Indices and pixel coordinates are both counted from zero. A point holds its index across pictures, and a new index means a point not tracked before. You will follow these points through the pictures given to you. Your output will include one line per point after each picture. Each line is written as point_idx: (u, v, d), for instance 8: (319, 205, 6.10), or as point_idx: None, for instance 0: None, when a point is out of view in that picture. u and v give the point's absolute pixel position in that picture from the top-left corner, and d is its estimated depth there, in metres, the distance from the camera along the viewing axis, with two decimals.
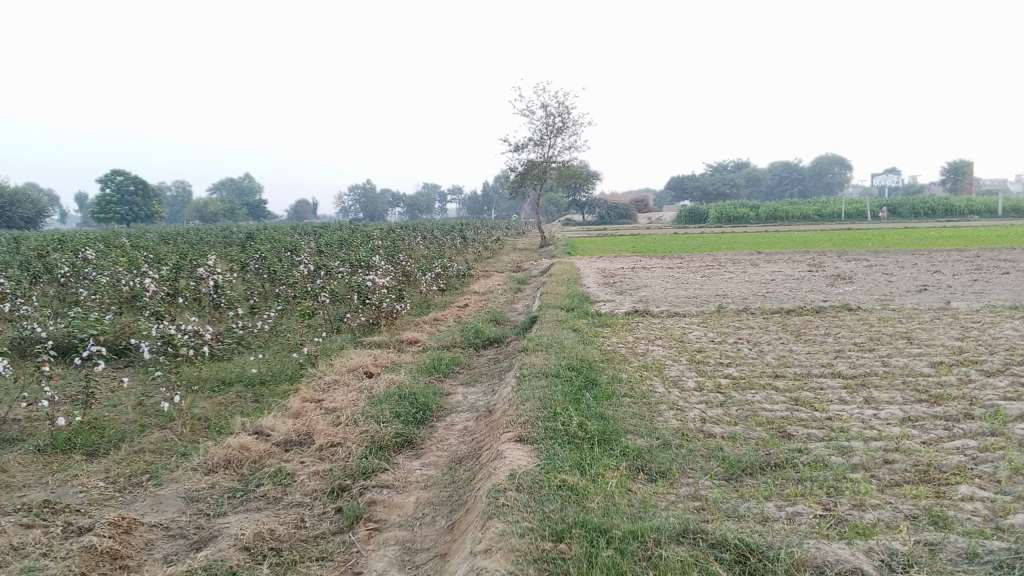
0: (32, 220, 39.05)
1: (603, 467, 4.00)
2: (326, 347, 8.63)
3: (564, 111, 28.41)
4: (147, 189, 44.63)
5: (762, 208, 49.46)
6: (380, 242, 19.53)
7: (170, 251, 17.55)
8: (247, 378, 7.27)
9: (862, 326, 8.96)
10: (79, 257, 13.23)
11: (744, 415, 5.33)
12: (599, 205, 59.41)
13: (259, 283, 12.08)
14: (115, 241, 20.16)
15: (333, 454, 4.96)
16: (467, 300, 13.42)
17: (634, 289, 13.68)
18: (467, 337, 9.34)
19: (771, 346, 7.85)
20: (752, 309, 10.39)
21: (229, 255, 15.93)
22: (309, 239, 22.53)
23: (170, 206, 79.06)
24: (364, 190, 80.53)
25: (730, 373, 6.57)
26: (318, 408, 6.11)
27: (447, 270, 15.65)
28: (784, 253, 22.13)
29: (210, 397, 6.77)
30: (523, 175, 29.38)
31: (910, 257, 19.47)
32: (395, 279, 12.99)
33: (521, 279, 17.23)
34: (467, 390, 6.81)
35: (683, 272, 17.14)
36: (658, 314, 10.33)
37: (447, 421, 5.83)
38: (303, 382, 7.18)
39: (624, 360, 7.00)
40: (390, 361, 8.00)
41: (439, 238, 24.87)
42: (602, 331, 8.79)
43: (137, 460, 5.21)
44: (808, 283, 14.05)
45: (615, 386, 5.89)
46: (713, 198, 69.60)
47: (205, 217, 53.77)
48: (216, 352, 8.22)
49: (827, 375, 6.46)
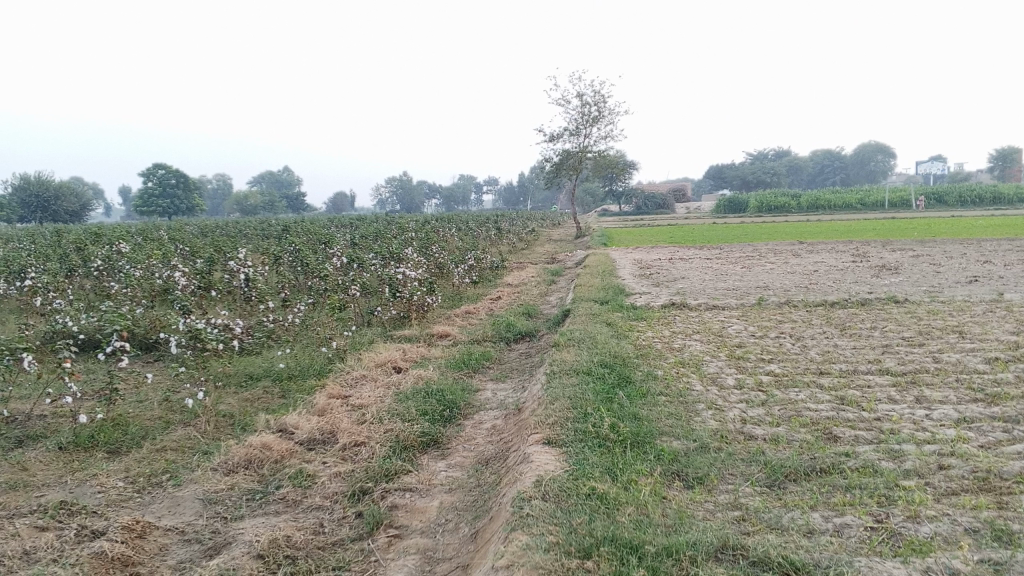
0: (76, 214, 39.68)
1: (636, 473, 3.77)
2: (355, 341, 8.49)
3: (599, 100, 28.04)
4: (188, 182, 45.17)
5: (802, 197, 48.52)
6: (415, 234, 19.42)
7: (206, 244, 17.60)
8: (274, 373, 7.17)
9: (909, 319, 8.58)
10: (114, 250, 13.29)
11: (787, 416, 5.05)
12: (636, 195, 58.81)
13: (291, 275, 12.01)
14: (153, 234, 20.33)
15: (356, 454, 4.79)
16: (501, 293, 13.23)
17: (671, 281, 13.36)
18: (499, 331, 9.14)
19: (814, 341, 7.54)
20: (793, 302, 10.04)
21: (263, 248, 15.92)
22: (343, 231, 22.49)
23: (210, 199, 80.01)
24: (401, 182, 80.76)
25: (772, 369, 6.28)
26: (344, 405, 5.97)
27: (481, 261, 15.47)
28: (825, 243, 21.58)
29: (237, 393, 6.67)
30: (559, 165, 29.08)
31: (958, 247, 18.83)
32: (427, 271, 12.85)
33: (556, 271, 16.99)
34: (497, 387, 6.61)
35: (721, 263, 16.75)
36: (696, 307, 10.04)
37: (475, 419, 5.64)
38: (330, 377, 7.05)
39: (659, 356, 6.75)
40: (419, 355, 7.83)
41: (474, 229, 24.71)
42: (637, 325, 8.53)
43: (158, 458, 5.11)
44: (852, 274, 13.59)
45: (649, 383, 5.65)
46: (751, 186, 68.54)
47: (244, 209, 54.29)
48: (245, 347, 8.13)
49: (874, 372, 6.15)
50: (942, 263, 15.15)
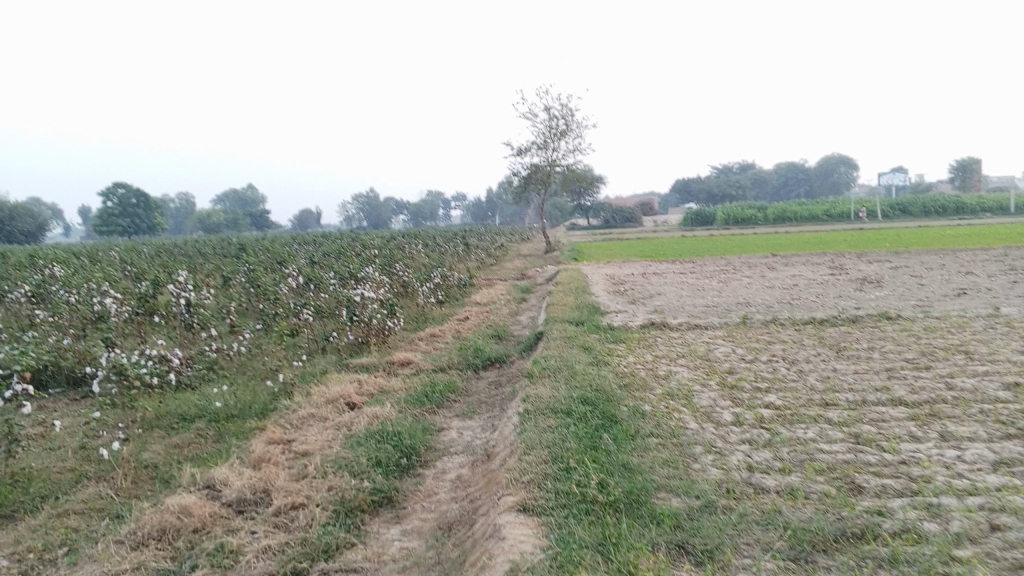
0: (32, 234, 38.27)
1: (635, 550, 3.03)
2: (307, 372, 7.68)
3: (567, 113, 27.49)
4: (149, 201, 43.91)
5: (769, 209, 48.35)
6: (378, 251, 18.58)
7: (154, 264, 16.60)
8: (210, 413, 6.35)
9: (907, 338, 7.95)
10: (50, 274, 12.33)
11: (799, 461, 4.37)
12: (605, 209, 58.38)
13: (241, 297, 11.11)
14: (103, 255, 19.30)
15: (293, 520, 4.01)
16: (467, 313, 12.47)
17: (647, 298, 12.69)
18: (466, 357, 8.37)
19: (811, 366, 6.87)
20: (780, 320, 9.39)
21: (216, 268, 15.00)
22: (305, 249, 21.69)
23: (171, 218, 78.26)
24: (368, 199, 79.77)
25: (771, 401, 5.60)
26: (286, 453, 5.17)
27: (447, 279, 14.70)
28: (799, 256, 21.12)
29: (165, 438, 5.83)
30: (527, 180, 28.44)
31: (934, 258, 18.44)
32: (388, 291, 12.05)
33: (526, 288, 16.29)
34: (462, 425, 5.85)
35: (696, 278, 16.13)
36: (676, 327, 9.35)
37: (437, 468, 4.88)
38: (275, 417, 6.24)
39: (645, 386, 6.03)
40: (377, 388, 7.04)
41: (441, 246, 23.92)
42: (616, 349, 7.81)
43: (55, 526, 4.27)
44: (835, 288, 13.01)
45: (638, 422, 4.93)
46: (718, 199, 68.52)
47: (207, 227, 53.08)
48: (181, 382, 7.32)
49: (885, 402, 5.48)
50: (924, 275, 14.61)
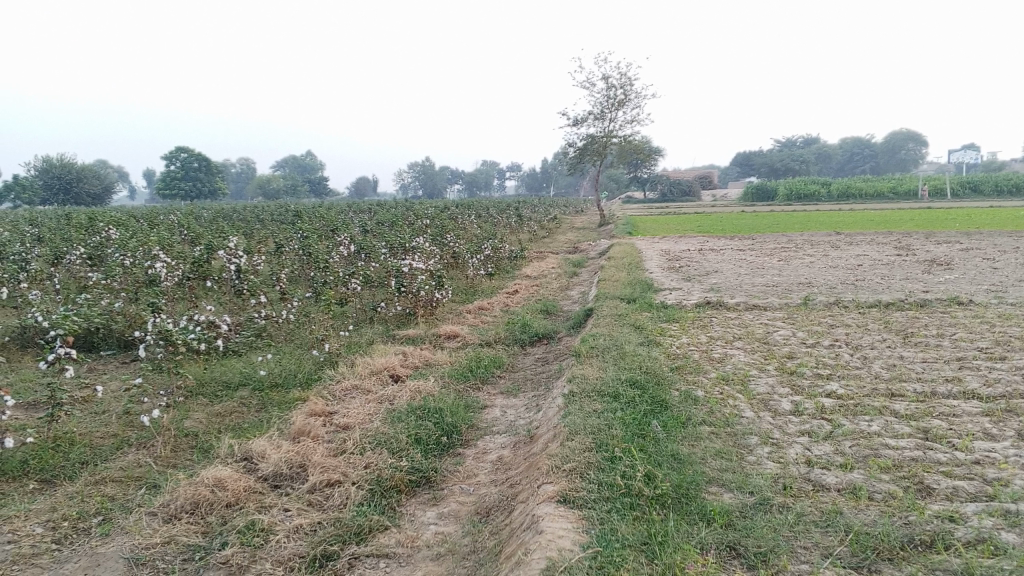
0: (99, 195, 39.20)
1: (682, 552, 2.82)
2: (353, 342, 7.60)
3: (626, 83, 26.90)
4: (211, 165, 44.58)
5: (833, 186, 46.94)
6: (430, 221, 18.48)
7: (211, 229, 16.78)
8: (254, 381, 6.30)
9: (981, 326, 7.50)
10: (108, 235, 12.50)
11: (862, 457, 4.09)
12: (661, 182, 57.44)
13: (292, 264, 11.10)
14: (162, 219, 19.61)
15: (328, 498, 3.90)
16: (517, 286, 12.27)
17: (702, 275, 12.32)
18: (514, 332, 8.18)
19: (876, 352, 6.51)
20: (843, 303, 8.99)
21: (270, 234, 15.06)
22: (358, 217, 21.73)
23: (232, 182, 79.53)
24: (424, 167, 79.94)
25: (833, 390, 5.30)
26: (327, 426, 5.08)
27: (499, 251, 14.53)
28: (864, 235, 20.38)
29: (208, 406, 5.80)
30: (583, 151, 28.03)
31: (1008, 240, 17.57)
32: (439, 262, 11.93)
33: (579, 262, 16.03)
34: (507, 403, 5.68)
35: (755, 255, 15.65)
36: (733, 307, 9.02)
37: (478, 448, 4.72)
38: (319, 387, 6.16)
39: (697, 370, 5.77)
40: (422, 361, 6.90)
41: (494, 216, 23.72)
42: (669, 328, 7.54)
43: (92, 494, 4.24)
44: (902, 270, 12.46)
45: (690, 408, 4.70)
46: (779, 174, 66.85)
47: (266, 192, 53.76)
48: (228, 348, 7.31)
49: (957, 395, 5.13)
50: (998, 259, 13.89)
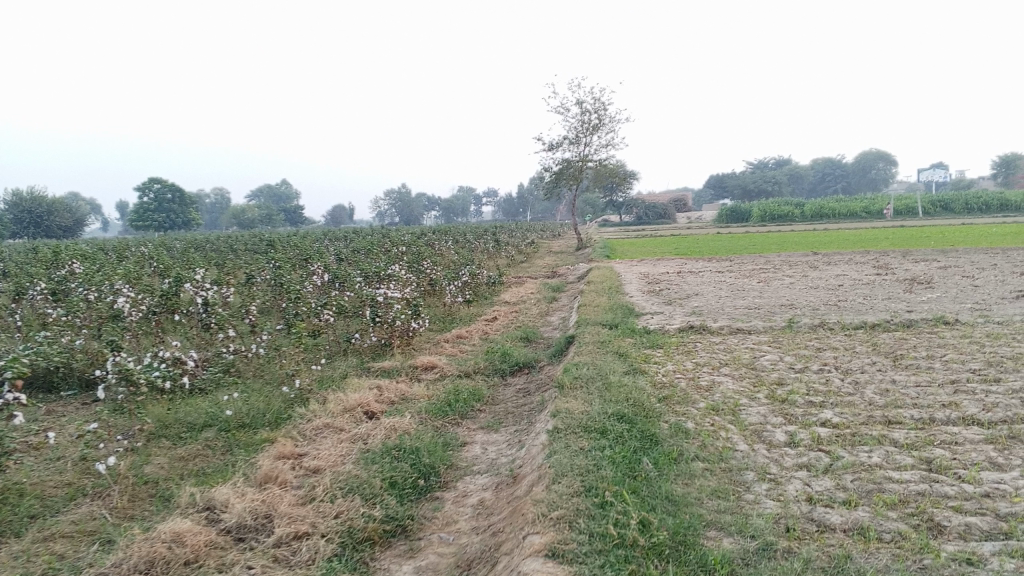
0: (70, 229, 38.59)
1: None
2: (325, 376, 7.29)
3: (600, 107, 26.89)
4: (184, 196, 44.04)
5: (806, 206, 47.27)
6: (406, 248, 18.20)
7: (181, 261, 16.35)
8: (220, 421, 5.97)
9: (970, 347, 7.33)
10: (71, 269, 12.07)
11: (866, 492, 3.85)
12: (637, 205, 57.62)
13: (263, 295, 10.76)
14: (131, 251, 19.17)
15: (296, 552, 3.60)
16: (496, 313, 12.01)
17: (684, 299, 12.14)
18: (493, 362, 7.91)
19: (867, 377, 6.31)
20: (829, 325, 8.82)
21: (241, 265, 14.67)
22: (333, 245, 21.44)
23: (206, 212, 78.85)
24: (400, 195, 79.73)
25: (828, 418, 5.08)
26: (297, 470, 4.77)
27: (476, 277, 14.27)
28: (841, 254, 20.35)
29: (171, 451, 5.46)
30: (558, 175, 27.93)
31: (985, 257, 17.58)
32: (415, 290, 11.65)
33: (557, 287, 15.80)
34: (487, 440, 5.39)
35: (734, 277, 15.51)
36: (717, 331, 8.81)
37: (458, 491, 4.43)
38: (289, 426, 5.84)
39: (685, 400, 5.53)
40: (398, 395, 6.61)
41: (471, 242, 23.50)
42: (654, 355, 7.32)
43: (39, 552, 3.90)
44: (883, 289, 12.34)
45: (681, 443, 4.46)
46: (753, 195, 67.38)
47: (241, 222, 53.24)
48: (194, 385, 6.99)
49: (957, 421, 4.91)
50: (977, 276, 13.84)
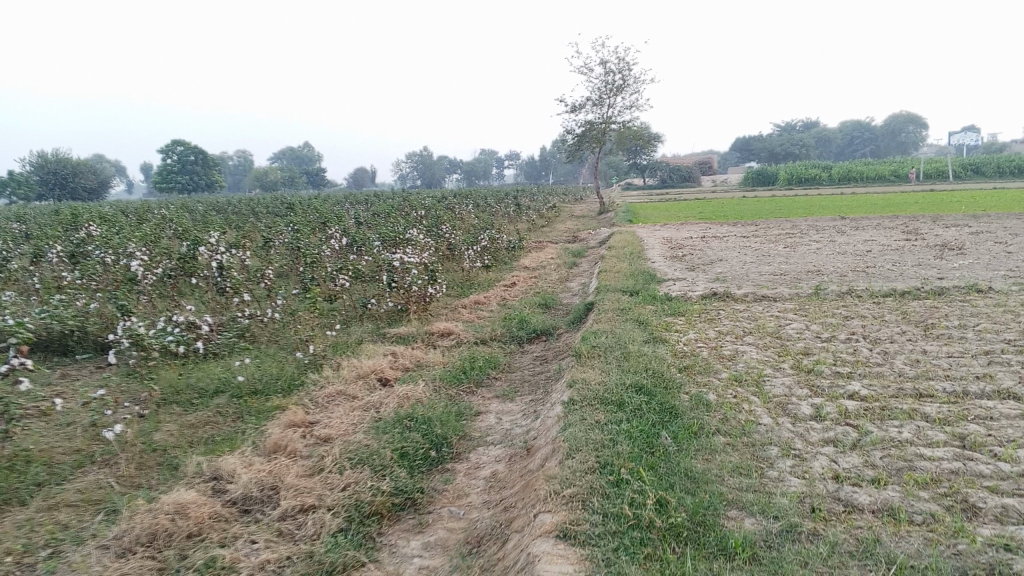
0: (95, 191, 38.73)
1: None
2: (340, 342, 7.18)
3: (624, 67, 26.38)
4: (207, 158, 44.07)
5: (833, 169, 46.44)
6: (427, 211, 18.03)
7: (201, 223, 16.29)
8: (232, 387, 5.89)
9: (1005, 316, 7.06)
10: (91, 231, 12.03)
11: (896, 470, 3.67)
12: (660, 169, 56.93)
13: (280, 259, 10.65)
14: (151, 213, 19.14)
15: (301, 527, 3.49)
16: (516, 278, 11.85)
17: (707, 264, 11.90)
18: (510, 328, 7.76)
19: (897, 347, 6.08)
20: (857, 292, 8.56)
21: (260, 228, 14.57)
22: (353, 208, 21.34)
23: (229, 175, 79.01)
24: (422, 158, 79.36)
25: (856, 390, 4.89)
26: (307, 440, 4.67)
27: (496, 241, 14.10)
28: (869, 219, 19.92)
29: (181, 418, 5.38)
30: (581, 138, 27.53)
31: (1018, 222, 17.10)
32: (433, 254, 11.50)
33: (578, 252, 15.58)
34: (502, 410, 5.26)
35: (759, 242, 15.21)
36: (741, 298, 8.60)
37: (470, 463, 4.31)
38: (301, 393, 5.74)
39: (707, 370, 5.37)
40: (413, 362, 6.48)
41: (493, 206, 23.29)
42: (676, 323, 7.13)
43: (43, 521, 3.83)
44: (913, 256, 12.01)
45: (701, 416, 4.29)
46: (779, 158, 66.34)
47: (264, 185, 53.29)
48: (207, 351, 6.90)
49: (992, 395, 4.69)
50: (1010, 242, 13.45)
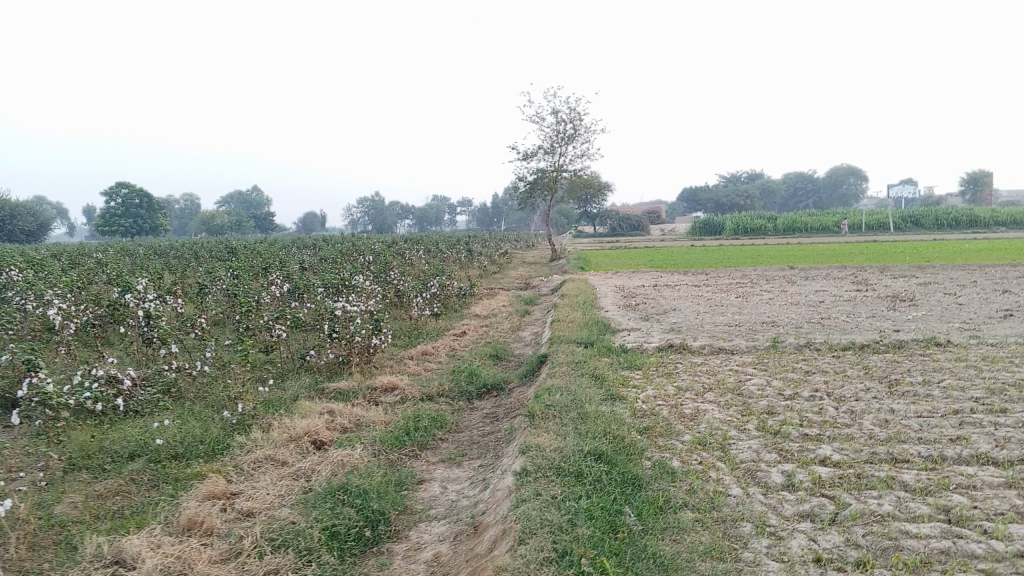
0: (32, 232, 37.22)
1: None
2: (273, 400, 6.65)
3: (575, 117, 26.51)
4: (152, 201, 42.96)
5: (779, 219, 47.26)
6: (375, 257, 17.58)
7: (137, 269, 15.54)
8: (149, 451, 5.33)
9: (968, 371, 6.86)
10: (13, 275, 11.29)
11: (883, 551, 3.31)
12: (610, 217, 57.34)
13: (216, 309, 10.08)
14: (87, 257, 18.28)
15: None
16: (466, 327, 11.44)
17: (661, 314, 11.67)
18: (459, 383, 7.33)
19: (864, 405, 5.81)
20: (815, 345, 8.35)
21: (197, 274, 13.93)
22: (300, 253, 20.73)
23: (175, 219, 77.44)
24: (373, 202, 78.94)
25: (827, 455, 4.56)
26: (227, 515, 4.16)
27: (445, 289, 13.70)
28: (818, 269, 20.04)
29: (89, 487, 4.81)
30: (533, 185, 27.42)
31: (962, 274, 17.31)
32: (379, 301, 11.04)
33: (530, 300, 15.26)
34: (447, 477, 4.81)
35: (712, 291, 15.07)
36: (697, 351, 8.31)
37: (411, 542, 3.85)
38: (227, 458, 5.22)
39: (669, 432, 5.01)
40: (353, 421, 6.00)
41: (443, 252, 22.90)
42: (633, 378, 6.78)
43: None
44: (866, 307, 11.92)
45: (666, 488, 3.91)
46: (726, 208, 67.50)
47: (210, 228, 52.17)
48: (128, 409, 6.32)
49: (970, 460, 4.40)
50: (958, 293, 13.52)
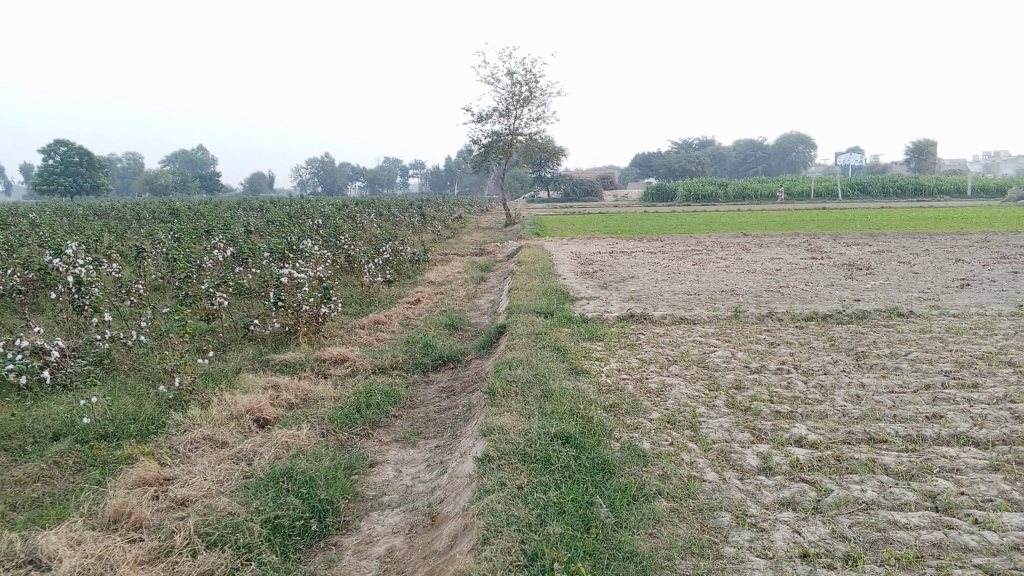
0: None
1: None
2: (214, 373, 6.23)
3: (531, 79, 25.96)
4: (93, 160, 41.26)
5: (731, 185, 47.51)
6: (326, 221, 17.01)
7: (73, 230, 14.74)
8: (75, 430, 4.90)
9: (934, 343, 6.74)
10: None
11: (873, 544, 3.08)
12: (565, 181, 57.05)
13: (154, 272, 9.52)
14: (19, 218, 17.32)
15: None
16: (419, 294, 11.06)
17: (620, 281, 11.45)
18: (413, 354, 6.98)
19: (834, 380, 5.63)
20: (778, 315, 8.18)
21: (135, 236, 13.24)
22: (247, 215, 19.98)
23: (116, 178, 74.77)
24: (323, 163, 77.36)
25: (802, 434, 4.34)
26: (158, 504, 3.78)
27: (398, 254, 13.27)
28: (772, 236, 20.04)
29: (5, 471, 4.37)
30: (487, 149, 26.89)
31: (914, 242, 17.46)
32: (329, 267, 10.59)
33: (486, 266, 14.93)
34: (401, 459, 4.48)
35: (669, 259, 14.92)
36: (659, 321, 8.08)
37: (362, 535, 3.52)
38: (162, 438, 4.81)
39: (637, 409, 4.74)
40: (299, 397, 5.62)
41: (397, 216, 22.38)
42: (596, 350, 6.52)
43: None
44: (823, 275, 11.85)
45: (639, 474, 3.63)
46: (678, 174, 67.80)
47: (154, 189, 50.43)
48: (55, 382, 5.84)
49: (950, 440, 4.23)
50: (913, 262, 13.57)
